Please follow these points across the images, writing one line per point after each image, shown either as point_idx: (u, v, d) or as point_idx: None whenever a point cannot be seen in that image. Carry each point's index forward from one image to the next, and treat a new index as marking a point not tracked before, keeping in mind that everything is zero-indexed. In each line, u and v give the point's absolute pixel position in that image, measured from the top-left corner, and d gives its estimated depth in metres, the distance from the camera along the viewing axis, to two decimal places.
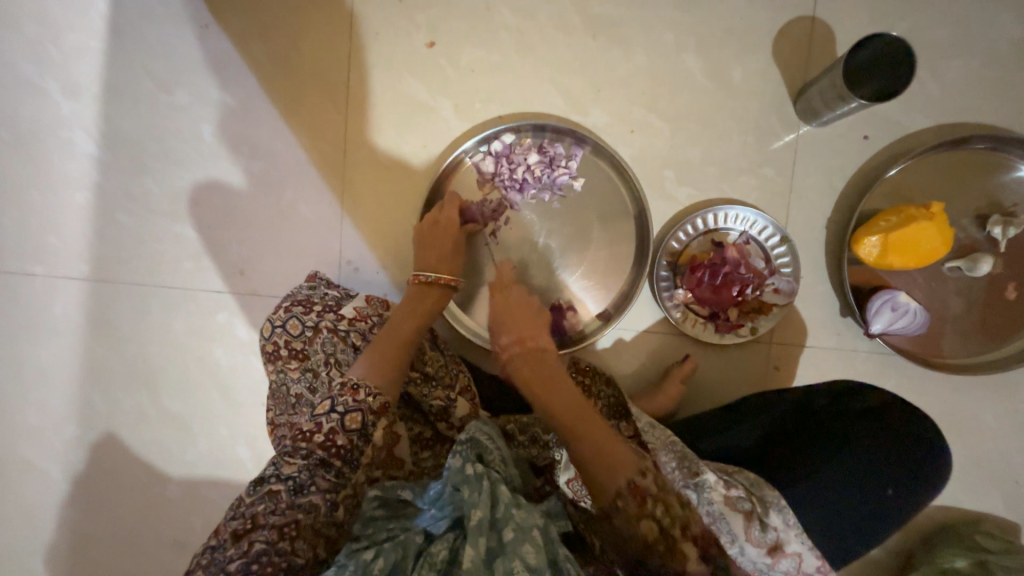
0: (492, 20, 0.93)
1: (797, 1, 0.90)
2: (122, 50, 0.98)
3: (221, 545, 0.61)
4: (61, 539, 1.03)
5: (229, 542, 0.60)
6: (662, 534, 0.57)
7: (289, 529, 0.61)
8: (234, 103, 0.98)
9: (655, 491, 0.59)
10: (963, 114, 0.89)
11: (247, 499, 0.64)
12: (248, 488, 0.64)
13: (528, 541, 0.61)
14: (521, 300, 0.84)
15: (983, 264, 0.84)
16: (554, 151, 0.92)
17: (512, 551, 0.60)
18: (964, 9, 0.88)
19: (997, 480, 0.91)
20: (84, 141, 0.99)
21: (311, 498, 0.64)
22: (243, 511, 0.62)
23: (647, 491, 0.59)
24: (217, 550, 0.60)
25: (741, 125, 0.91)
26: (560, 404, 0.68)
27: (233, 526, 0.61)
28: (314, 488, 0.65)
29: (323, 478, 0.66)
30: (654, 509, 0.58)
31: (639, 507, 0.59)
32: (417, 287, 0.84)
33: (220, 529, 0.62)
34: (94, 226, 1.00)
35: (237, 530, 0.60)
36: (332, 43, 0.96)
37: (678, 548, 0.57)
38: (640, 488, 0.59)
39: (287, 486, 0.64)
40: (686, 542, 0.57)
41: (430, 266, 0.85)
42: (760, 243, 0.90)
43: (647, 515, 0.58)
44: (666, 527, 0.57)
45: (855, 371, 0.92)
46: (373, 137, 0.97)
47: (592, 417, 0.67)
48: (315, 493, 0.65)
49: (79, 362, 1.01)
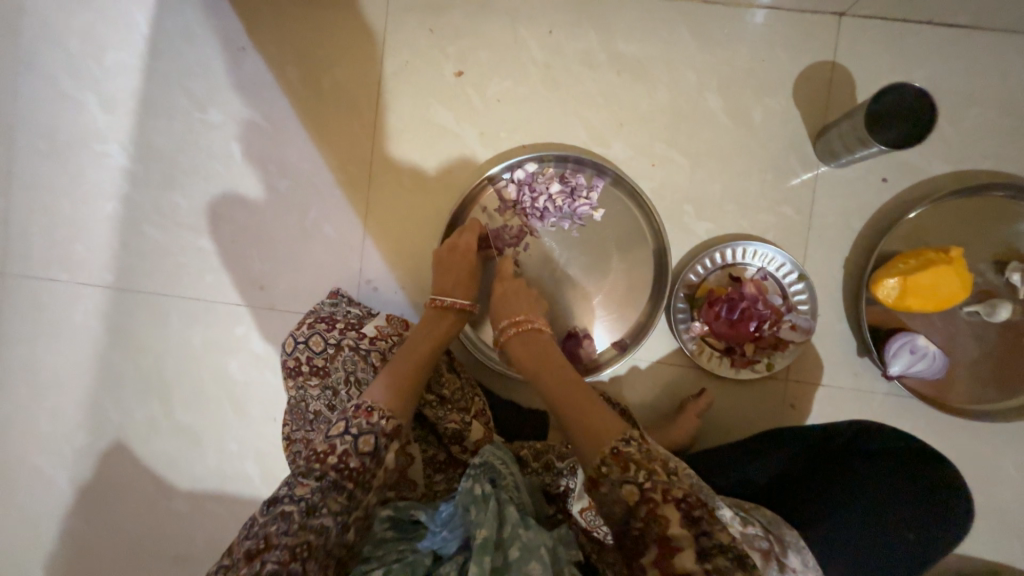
0: (521, 54, 0.96)
1: (818, 47, 0.92)
2: (161, 68, 1.01)
3: (232, 566, 0.59)
4: (62, 549, 1.01)
5: (241, 562, 0.58)
6: (643, 498, 0.56)
7: (300, 550, 0.59)
8: (265, 123, 1.00)
9: (637, 457, 0.58)
10: (980, 161, 0.91)
11: (260, 518, 0.63)
12: (260, 507, 0.63)
13: (534, 560, 0.64)
14: (519, 288, 0.85)
15: (1002, 309, 0.84)
16: (576, 181, 0.93)
17: (516, 570, 0.63)
18: (981, 60, 0.90)
19: (1018, 531, 0.89)
20: (117, 154, 1.02)
21: (323, 520, 0.62)
22: (256, 531, 0.61)
23: (628, 456, 0.59)
24: (228, 571, 0.58)
25: (760, 163, 0.93)
26: (553, 383, 0.72)
27: (246, 545, 0.60)
28: (326, 510, 0.63)
29: (336, 501, 0.64)
30: (636, 473, 0.57)
31: (621, 472, 0.58)
32: (433, 311, 0.85)
33: (233, 550, 0.61)
34: (121, 236, 1.02)
35: (250, 551, 0.59)
36: (364, 69, 0.99)
37: (661, 513, 0.55)
38: (622, 454, 0.59)
39: (299, 507, 0.62)
40: (666, 506, 0.55)
41: (445, 291, 0.86)
42: (778, 279, 0.90)
43: (628, 479, 0.57)
44: (647, 490, 0.56)
45: (872, 413, 0.91)
46: (398, 160, 0.99)
47: (585, 398, 0.68)
48: (327, 515, 0.63)
49: (94, 369, 1.02)
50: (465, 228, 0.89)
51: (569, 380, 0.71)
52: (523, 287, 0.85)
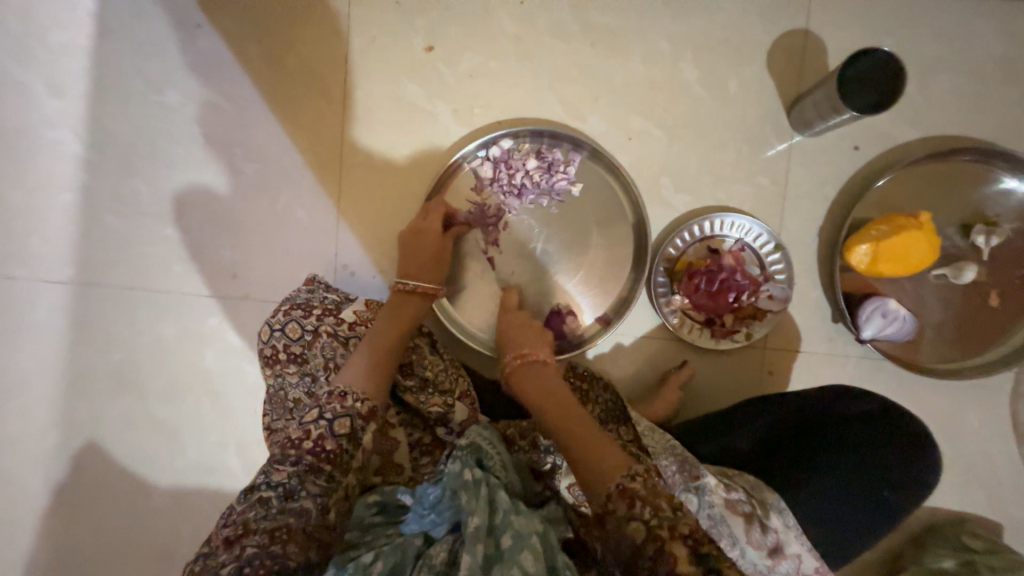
0: (492, 26, 0.94)
1: (790, 14, 0.92)
2: (110, 48, 0.95)
3: (211, 554, 0.58)
4: (40, 553, 0.99)
5: (221, 548, 0.57)
6: (649, 536, 0.55)
7: (280, 534, 0.58)
8: (227, 104, 0.96)
9: (642, 493, 0.58)
10: (947, 127, 0.92)
11: (238, 507, 0.62)
12: (239, 497, 0.63)
13: (526, 548, 0.60)
14: (523, 317, 0.86)
15: (968, 272, 0.88)
16: (553, 156, 0.92)
17: (510, 559, 0.59)
18: (948, 25, 0.91)
19: (982, 482, 0.94)
20: (69, 140, 0.97)
21: (303, 503, 0.61)
22: (235, 519, 0.60)
23: (634, 493, 0.58)
24: (208, 559, 0.57)
25: (736, 134, 0.93)
26: (552, 413, 0.71)
27: (225, 533, 0.59)
28: (304, 493, 0.62)
29: (315, 483, 0.63)
30: (642, 509, 0.57)
31: (628, 508, 0.58)
32: (397, 294, 0.82)
33: (212, 538, 0.59)
34: (80, 228, 0.97)
35: (229, 537, 0.58)
36: (329, 44, 0.95)
37: (669, 549, 0.53)
38: (627, 490, 0.59)
39: (277, 492, 0.62)
40: (675, 542, 0.54)
41: (410, 274, 0.84)
42: (755, 250, 0.92)
43: (635, 517, 0.57)
44: (653, 527, 0.55)
45: (847, 376, 0.94)
46: (370, 140, 0.96)
47: (589, 433, 0.67)
48: (307, 498, 0.62)
49: (61, 367, 0.98)
50: (433, 208, 0.89)
51: (570, 409, 0.71)
52: (523, 317, 0.85)
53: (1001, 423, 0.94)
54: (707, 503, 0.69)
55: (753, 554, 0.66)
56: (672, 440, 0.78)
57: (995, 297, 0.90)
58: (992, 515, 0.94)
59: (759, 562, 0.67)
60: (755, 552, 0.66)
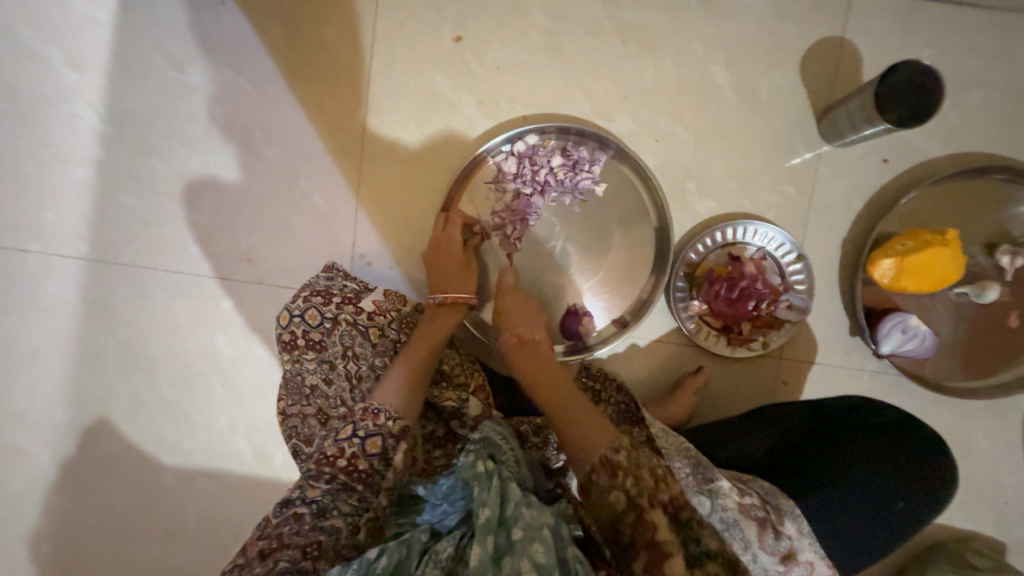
0: (523, 18, 0.92)
1: (828, 21, 0.90)
2: (133, 22, 0.94)
3: (246, 565, 0.59)
4: (46, 528, 0.99)
5: (256, 561, 0.58)
6: (631, 504, 0.57)
7: (311, 550, 0.58)
8: (250, 85, 0.94)
9: (624, 464, 0.60)
10: (979, 144, 0.91)
11: (274, 519, 0.64)
12: (274, 508, 0.64)
13: (538, 541, 0.57)
14: (522, 301, 0.86)
15: (990, 290, 0.87)
16: (578, 154, 0.91)
17: (521, 551, 0.56)
18: (987, 39, 0.90)
19: (989, 500, 0.94)
20: (87, 114, 0.95)
21: (334, 521, 0.62)
22: (270, 531, 0.61)
23: (617, 464, 0.60)
24: (243, 570, 0.58)
25: (765, 140, 0.92)
26: (542, 388, 0.73)
27: (261, 544, 0.61)
28: (336, 511, 0.63)
29: (346, 502, 0.65)
30: (625, 481, 0.59)
31: (610, 479, 0.60)
32: (430, 309, 0.84)
33: (247, 548, 0.60)
34: (94, 205, 0.96)
35: (264, 549, 0.59)
36: (356, 27, 0.93)
37: (648, 517, 0.56)
38: (611, 462, 0.61)
39: (311, 508, 0.63)
40: (654, 511, 0.57)
41: (441, 285, 0.85)
42: (777, 259, 0.91)
43: (617, 486, 0.59)
44: (634, 496, 0.58)
45: (861, 389, 0.94)
46: (391, 129, 0.95)
47: (575, 397, 0.70)
48: (339, 517, 0.63)
49: (71, 345, 0.98)
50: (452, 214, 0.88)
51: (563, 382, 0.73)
52: (524, 300, 0.86)
53: (1013, 444, 0.94)
54: (720, 507, 0.69)
55: (764, 559, 0.67)
56: (686, 442, 0.76)
57: (1015, 317, 0.89)
58: (996, 534, 0.94)
59: (770, 567, 0.67)
60: (767, 558, 0.66)
